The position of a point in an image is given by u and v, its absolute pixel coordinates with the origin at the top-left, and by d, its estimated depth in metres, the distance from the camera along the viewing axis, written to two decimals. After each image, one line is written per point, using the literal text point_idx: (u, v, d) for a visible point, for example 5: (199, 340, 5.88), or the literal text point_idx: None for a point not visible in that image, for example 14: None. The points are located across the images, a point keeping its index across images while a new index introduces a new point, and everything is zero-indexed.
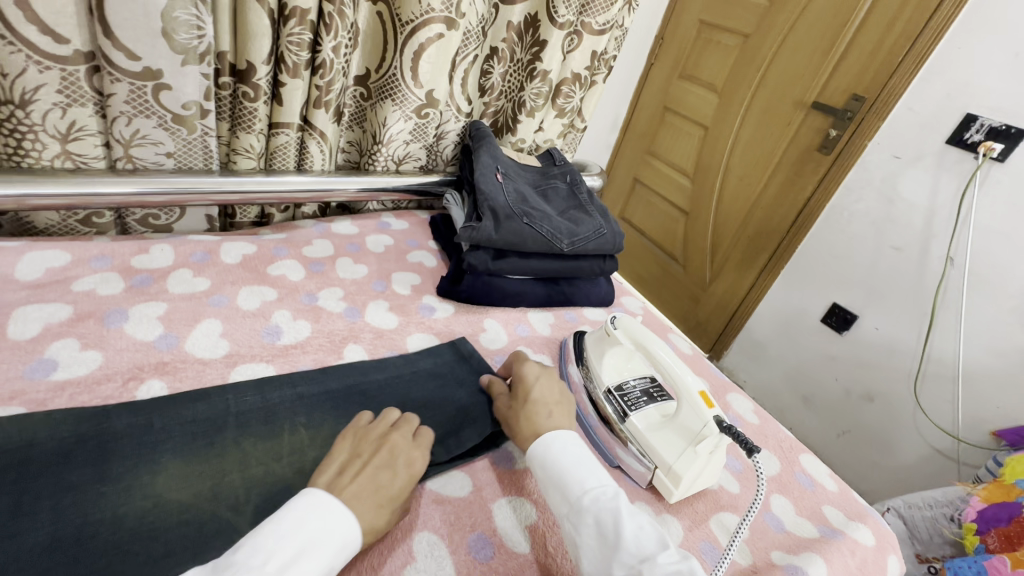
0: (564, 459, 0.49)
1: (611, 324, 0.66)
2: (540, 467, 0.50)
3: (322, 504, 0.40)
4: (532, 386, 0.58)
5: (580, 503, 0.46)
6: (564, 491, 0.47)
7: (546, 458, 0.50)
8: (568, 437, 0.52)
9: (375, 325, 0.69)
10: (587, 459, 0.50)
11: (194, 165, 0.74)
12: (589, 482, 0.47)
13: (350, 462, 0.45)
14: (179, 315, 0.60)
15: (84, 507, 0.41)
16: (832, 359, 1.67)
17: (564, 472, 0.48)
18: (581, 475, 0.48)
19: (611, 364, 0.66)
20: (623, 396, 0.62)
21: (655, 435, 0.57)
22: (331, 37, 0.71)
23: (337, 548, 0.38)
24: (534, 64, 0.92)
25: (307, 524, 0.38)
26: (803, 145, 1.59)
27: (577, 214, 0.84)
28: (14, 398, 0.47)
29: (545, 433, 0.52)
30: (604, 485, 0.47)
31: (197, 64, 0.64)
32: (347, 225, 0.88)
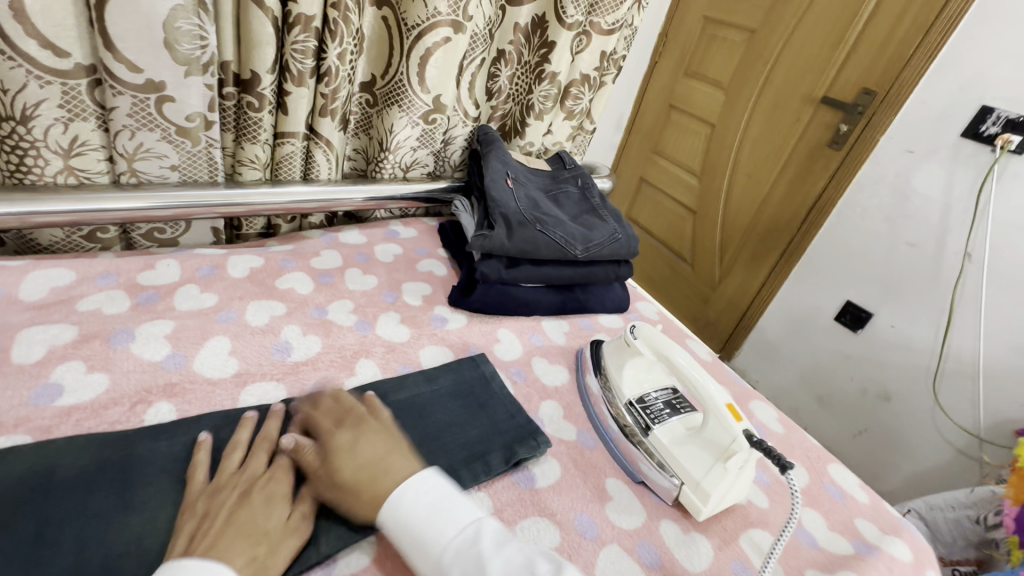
0: (416, 512, 0.43)
1: (630, 334, 0.64)
2: (391, 528, 0.43)
3: (179, 566, 0.36)
4: (354, 448, 0.48)
5: (442, 561, 0.41)
6: (422, 552, 0.42)
7: (397, 516, 0.43)
8: (415, 481, 0.45)
9: (387, 338, 0.67)
10: (444, 502, 0.44)
11: (199, 177, 0.72)
12: (449, 532, 0.42)
13: (203, 515, 0.41)
14: (187, 334, 0.59)
15: (109, 536, 0.40)
16: (846, 358, 1.64)
17: (419, 529, 0.42)
18: (440, 526, 0.42)
19: (631, 375, 0.64)
20: (645, 408, 0.60)
21: (681, 449, 0.55)
22: (335, 43, 0.69)
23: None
24: (543, 66, 0.90)
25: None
26: (814, 141, 1.56)
27: (590, 219, 0.82)
28: (19, 426, 0.46)
29: (389, 491, 0.45)
30: (461, 531, 0.42)
31: (200, 74, 0.63)
32: (355, 234, 0.87)
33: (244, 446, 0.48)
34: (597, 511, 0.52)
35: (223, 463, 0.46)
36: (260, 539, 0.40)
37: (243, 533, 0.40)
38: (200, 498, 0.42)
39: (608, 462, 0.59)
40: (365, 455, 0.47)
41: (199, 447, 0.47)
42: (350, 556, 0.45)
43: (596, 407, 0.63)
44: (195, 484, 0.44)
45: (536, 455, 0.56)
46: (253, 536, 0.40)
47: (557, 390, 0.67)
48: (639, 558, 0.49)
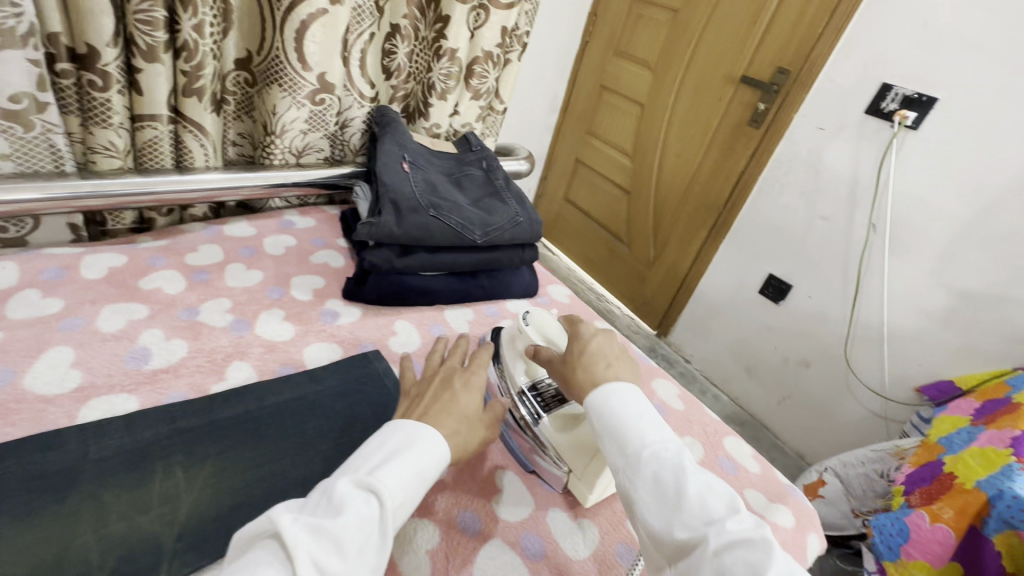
0: (621, 412, 0.43)
1: (522, 321, 0.63)
2: (597, 418, 0.44)
3: (398, 424, 0.44)
4: (585, 341, 0.53)
5: (638, 457, 0.40)
6: (620, 444, 0.42)
7: (604, 407, 0.44)
8: (628, 388, 0.46)
9: (267, 337, 0.62)
10: (649, 412, 0.44)
11: (41, 168, 0.64)
12: (650, 436, 0.42)
13: (414, 396, 0.50)
14: (18, 346, 0.52)
15: None
16: (770, 329, 1.71)
17: (621, 424, 0.43)
18: (642, 429, 0.42)
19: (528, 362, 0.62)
20: (538, 396, 0.59)
21: (569, 437, 0.55)
22: (189, 14, 0.62)
23: (426, 453, 0.41)
24: (440, 42, 0.85)
25: (391, 439, 0.42)
26: (734, 120, 1.60)
27: (492, 202, 0.79)
28: None
29: (603, 382, 0.47)
30: (663, 440, 0.41)
31: (19, 48, 0.55)
32: (243, 226, 0.80)
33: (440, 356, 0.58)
34: (483, 506, 0.52)
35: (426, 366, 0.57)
36: (462, 418, 0.48)
37: (444, 410, 0.47)
38: (413, 388, 0.52)
39: (502, 453, 0.58)
40: (587, 351, 0.52)
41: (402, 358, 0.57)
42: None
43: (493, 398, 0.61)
44: (408, 379, 0.54)
45: None
46: (456, 414, 0.48)
47: None
48: (523, 552, 0.49)
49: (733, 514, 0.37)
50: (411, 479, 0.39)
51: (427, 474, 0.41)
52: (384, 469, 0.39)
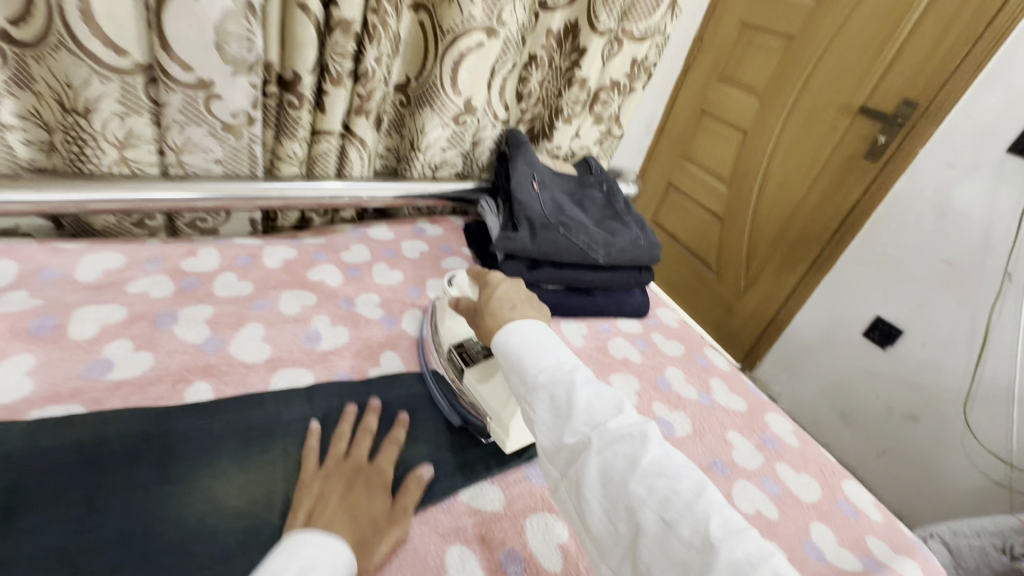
0: (519, 345, 0.49)
1: (448, 283, 0.66)
2: (502, 354, 0.50)
3: (303, 538, 0.42)
4: (494, 287, 0.58)
5: (534, 383, 0.46)
6: (520, 374, 0.47)
7: (505, 345, 0.50)
8: (526, 324, 0.51)
9: (411, 332, 0.70)
10: (546, 343, 0.49)
11: (240, 171, 0.76)
12: (547, 361, 0.47)
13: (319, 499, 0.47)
14: (225, 319, 0.62)
15: (151, 506, 0.43)
16: (873, 376, 1.60)
17: (521, 355, 0.48)
18: (537, 355, 0.48)
19: (455, 322, 0.64)
20: (462, 352, 0.61)
21: (484, 387, 0.57)
22: (373, 47, 0.72)
23: (331, 569, 0.40)
24: (573, 71, 0.90)
25: (296, 559, 0.40)
26: (849, 151, 1.53)
27: (612, 224, 0.83)
28: (74, 396, 0.50)
29: (508, 320, 0.53)
30: (560, 364, 0.47)
31: (246, 74, 0.66)
32: (384, 230, 0.89)
33: (347, 436, 0.53)
34: None
35: (330, 450, 0.52)
36: (369, 523, 0.46)
37: (350, 513, 0.46)
38: (314, 481, 0.48)
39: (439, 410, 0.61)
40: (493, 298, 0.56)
41: (311, 434, 0.52)
42: None
43: (432, 368, 0.64)
44: (307, 466, 0.49)
45: None
46: (362, 520, 0.46)
47: None
48: None
49: (614, 415, 0.43)
50: None
51: None
52: None
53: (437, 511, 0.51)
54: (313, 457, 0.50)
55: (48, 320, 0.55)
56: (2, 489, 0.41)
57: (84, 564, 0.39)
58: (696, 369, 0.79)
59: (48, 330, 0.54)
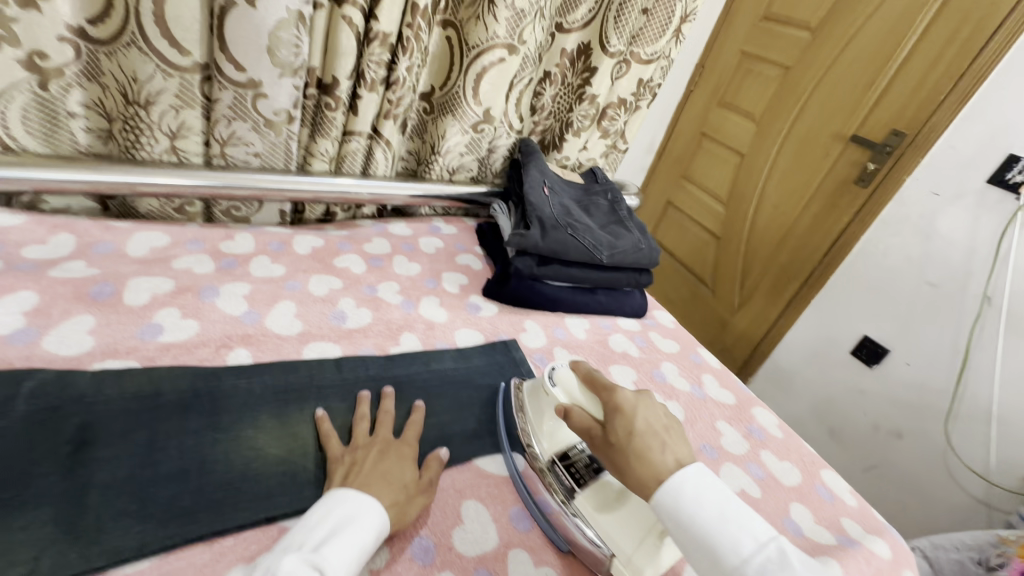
0: (708, 523, 0.44)
1: (549, 381, 0.60)
2: (678, 528, 0.45)
3: (348, 495, 0.46)
4: (629, 418, 0.51)
5: (739, 574, 0.42)
6: (716, 562, 0.43)
7: (689, 519, 0.45)
8: (699, 483, 0.46)
9: (428, 317, 0.76)
10: (725, 511, 0.45)
11: (276, 164, 0.83)
12: (740, 541, 0.43)
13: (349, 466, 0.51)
14: (261, 296, 0.68)
15: (203, 449, 0.49)
16: (861, 393, 1.65)
17: (708, 535, 0.44)
18: (734, 538, 0.43)
19: (556, 427, 0.60)
20: (570, 467, 0.57)
21: (608, 518, 0.53)
22: (406, 58, 0.79)
23: (369, 525, 0.44)
24: (584, 88, 0.98)
25: (336, 509, 0.45)
26: (840, 176, 1.61)
27: (617, 229, 0.89)
28: (130, 353, 0.55)
29: (671, 474, 0.47)
30: (754, 543, 0.43)
31: (291, 77, 0.73)
32: (403, 226, 0.96)
33: (369, 418, 0.57)
34: None
35: (355, 430, 0.55)
36: (400, 488, 0.50)
37: (382, 476, 0.50)
38: (345, 454, 0.52)
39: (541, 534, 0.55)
40: (632, 427, 0.51)
41: (321, 420, 0.55)
42: None
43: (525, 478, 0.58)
44: (333, 445, 0.53)
45: None
46: (394, 484, 0.50)
47: None
48: None
49: None
50: (355, 553, 0.42)
51: (369, 544, 0.44)
52: (330, 544, 0.42)
53: (453, 473, 0.57)
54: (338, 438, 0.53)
55: (105, 287, 0.61)
56: (75, 427, 0.47)
57: (150, 492, 0.45)
58: (689, 365, 0.84)
59: (106, 296, 0.60)
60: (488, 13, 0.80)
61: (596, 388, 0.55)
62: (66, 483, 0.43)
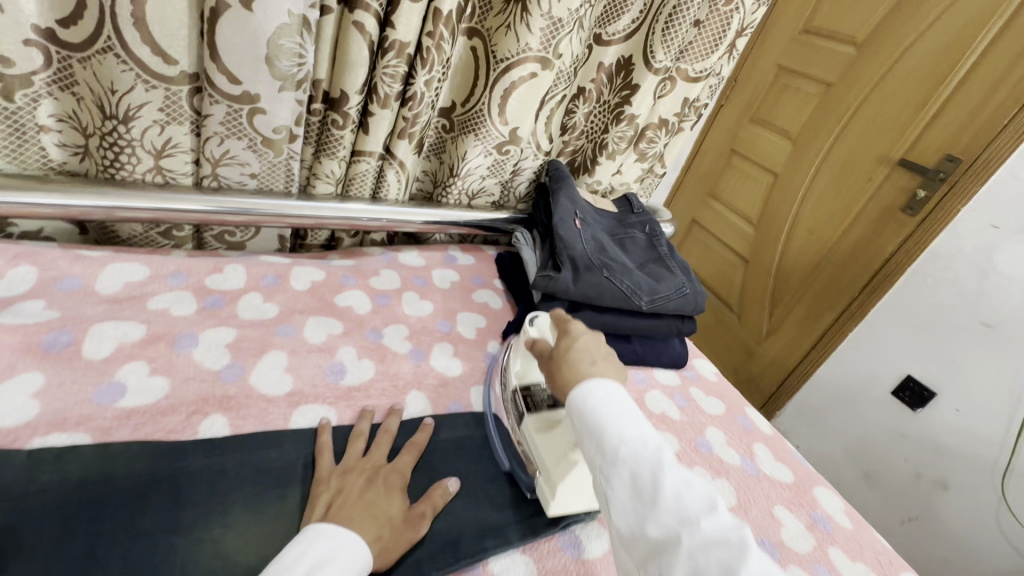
0: (601, 411, 0.43)
1: (526, 321, 0.66)
2: (578, 414, 0.45)
3: (320, 531, 0.42)
4: (574, 338, 0.53)
5: (615, 456, 0.41)
6: (598, 445, 0.42)
7: (586, 406, 0.45)
8: (609, 386, 0.46)
9: (440, 371, 0.66)
10: (628, 410, 0.44)
11: (275, 186, 0.73)
12: (628, 432, 0.42)
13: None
14: (247, 345, 0.58)
15: (155, 561, 0.39)
16: (901, 438, 1.51)
17: (601, 422, 0.43)
18: (622, 426, 0.42)
19: (527, 365, 0.64)
20: (528, 397, 0.60)
21: (543, 440, 0.56)
22: (425, 71, 0.70)
23: (347, 563, 0.41)
24: (622, 107, 0.87)
25: (312, 549, 0.41)
26: (885, 203, 1.49)
27: (656, 269, 0.79)
28: (80, 424, 0.46)
29: (586, 377, 0.48)
30: (644, 439, 0.42)
31: (293, 90, 0.63)
32: (414, 256, 0.86)
33: (365, 437, 0.53)
34: None
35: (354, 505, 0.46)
36: (386, 522, 0.46)
37: (367, 507, 0.46)
38: (331, 477, 0.48)
39: None
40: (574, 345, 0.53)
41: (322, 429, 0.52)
42: None
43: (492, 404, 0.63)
44: (322, 462, 0.49)
45: (583, 520, 0.55)
46: (380, 518, 0.46)
47: None
48: None
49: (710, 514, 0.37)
50: None
51: None
52: None
53: None
54: (329, 453, 0.50)
55: (62, 335, 0.52)
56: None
57: None
58: (737, 431, 0.73)
59: (61, 347, 0.51)
60: (520, 22, 0.70)
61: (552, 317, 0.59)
62: None
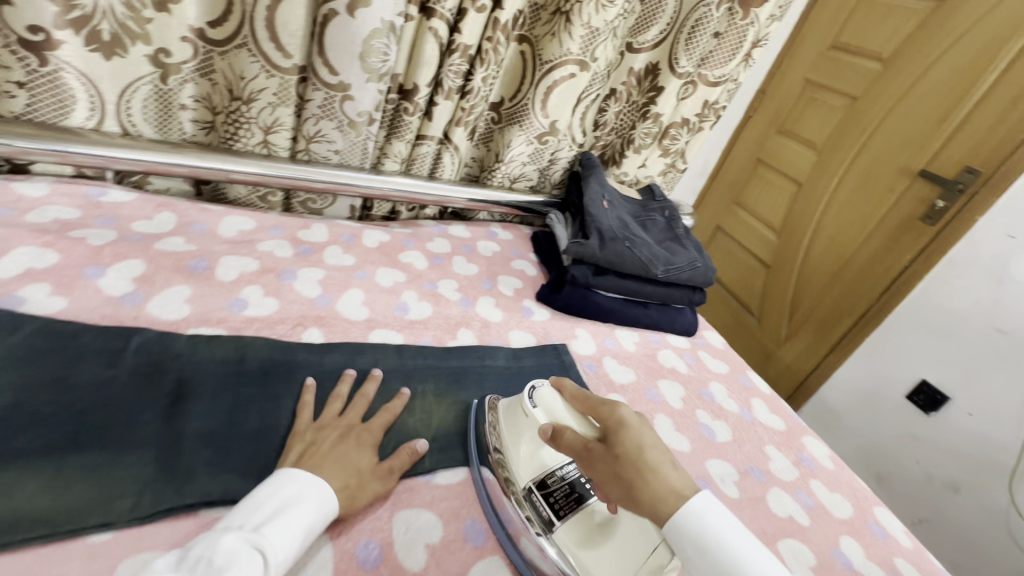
0: (731, 546, 0.40)
1: (529, 399, 0.57)
2: (703, 555, 0.40)
3: (292, 474, 0.46)
4: (635, 433, 0.48)
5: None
6: None
7: (708, 540, 0.40)
8: (716, 503, 0.42)
9: (484, 316, 0.79)
10: (750, 540, 0.41)
11: (353, 162, 0.88)
12: (769, 568, 0.39)
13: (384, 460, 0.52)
14: (333, 282, 0.73)
15: (277, 416, 0.54)
16: (914, 440, 1.57)
17: (738, 562, 0.39)
18: (758, 561, 0.39)
19: (536, 451, 0.57)
20: (547, 497, 0.53)
21: (589, 556, 0.49)
22: (482, 69, 0.84)
23: (314, 505, 0.44)
24: (649, 107, 0.99)
25: (282, 490, 0.44)
26: (905, 213, 1.56)
27: (673, 245, 0.90)
28: (219, 322, 0.61)
29: (685, 496, 0.43)
30: (783, 574, 0.40)
31: (376, 82, 0.78)
32: (462, 229, 1.00)
33: (343, 398, 0.57)
34: None
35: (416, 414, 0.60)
36: (354, 472, 0.49)
37: (337, 459, 0.50)
38: (306, 430, 0.52)
39: None
40: (630, 444, 0.47)
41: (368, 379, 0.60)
42: (451, 473, 0.57)
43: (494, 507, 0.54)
44: (302, 419, 0.53)
45: None
46: (348, 468, 0.49)
47: (623, 385, 0.76)
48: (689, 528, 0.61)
49: None
50: (299, 534, 0.42)
51: (314, 524, 0.43)
52: (273, 524, 0.41)
53: None
54: (308, 411, 0.54)
55: (201, 261, 0.67)
56: (172, 381, 0.52)
57: (231, 447, 0.49)
58: (738, 387, 0.84)
59: (202, 269, 0.66)
60: (563, 31, 0.84)
61: (584, 406, 0.52)
62: (165, 427, 0.48)
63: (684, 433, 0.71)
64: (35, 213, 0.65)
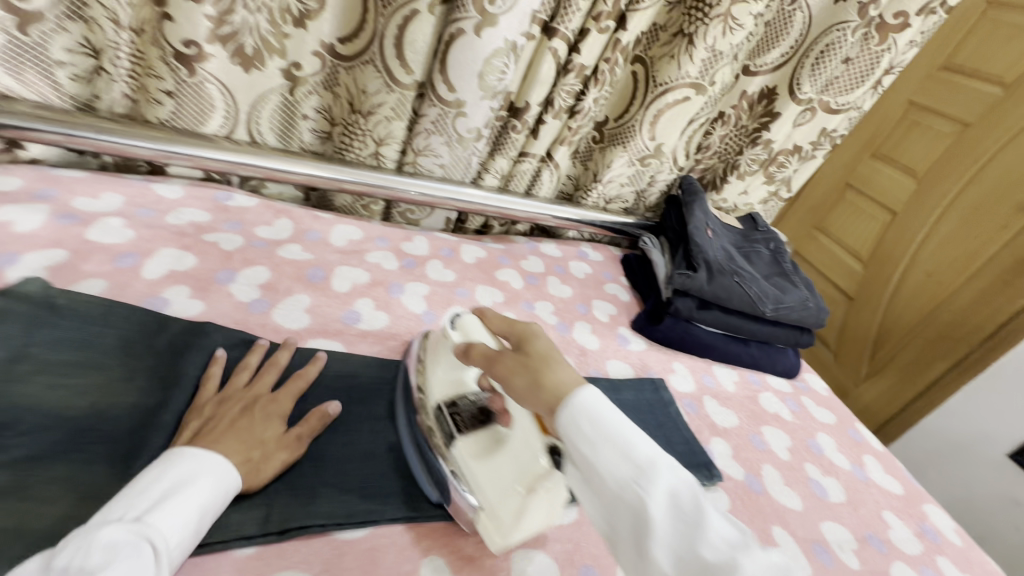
0: (615, 419, 0.39)
1: (449, 324, 0.59)
2: (591, 424, 0.39)
3: (182, 455, 0.43)
4: (537, 338, 0.48)
5: (649, 469, 0.37)
6: (625, 456, 0.37)
7: (598, 414, 0.40)
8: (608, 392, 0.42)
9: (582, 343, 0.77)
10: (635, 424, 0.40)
11: (454, 176, 0.88)
12: (651, 444, 0.39)
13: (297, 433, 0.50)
14: (438, 298, 0.73)
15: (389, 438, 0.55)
16: (1016, 504, 1.36)
17: (625, 432, 0.39)
18: (642, 437, 0.39)
19: (452, 373, 0.58)
20: (455, 415, 0.54)
21: (480, 466, 0.51)
22: (595, 89, 0.83)
23: (212, 488, 0.42)
24: (759, 132, 0.95)
25: (170, 473, 0.41)
26: (1019, 253, 1.35)
27: (782, 281, 0.85)
28: (336, 335, 0.63)
29: (575, 381, 0.43)
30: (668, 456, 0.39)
31: (489, 99, 0.78)
32: (553, 247, 0.97)
33: (253, 367, 0.54)
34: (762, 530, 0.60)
35: None
36: (256, 444, 0.47)
37: (238, 435, 0.47)
38: (208, 403, 0.49)
39: None
40: (540, 345, 0.47)
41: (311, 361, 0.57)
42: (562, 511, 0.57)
43: (416, 434, 0.55)
44: (205, 390, 0.50)
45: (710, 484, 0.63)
46: (249, 441, 0.47)
47: (726, 430, 0.72)
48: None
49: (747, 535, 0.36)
50: (193, 516, 0.40)
51: (210, 507, 0.42)
52: (162, 508, 0.39)
53: None
54: (214, 381, 0.51)
55: (318, 271, 0.69)
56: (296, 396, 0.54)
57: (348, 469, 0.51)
58: (849, 441, 0.77)
59: (319, 279, 0.68)
60: (684, 53, 0.81)
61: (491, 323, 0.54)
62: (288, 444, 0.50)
63: (795, 490, 0.66)
64: (173, 215, 0.67)
